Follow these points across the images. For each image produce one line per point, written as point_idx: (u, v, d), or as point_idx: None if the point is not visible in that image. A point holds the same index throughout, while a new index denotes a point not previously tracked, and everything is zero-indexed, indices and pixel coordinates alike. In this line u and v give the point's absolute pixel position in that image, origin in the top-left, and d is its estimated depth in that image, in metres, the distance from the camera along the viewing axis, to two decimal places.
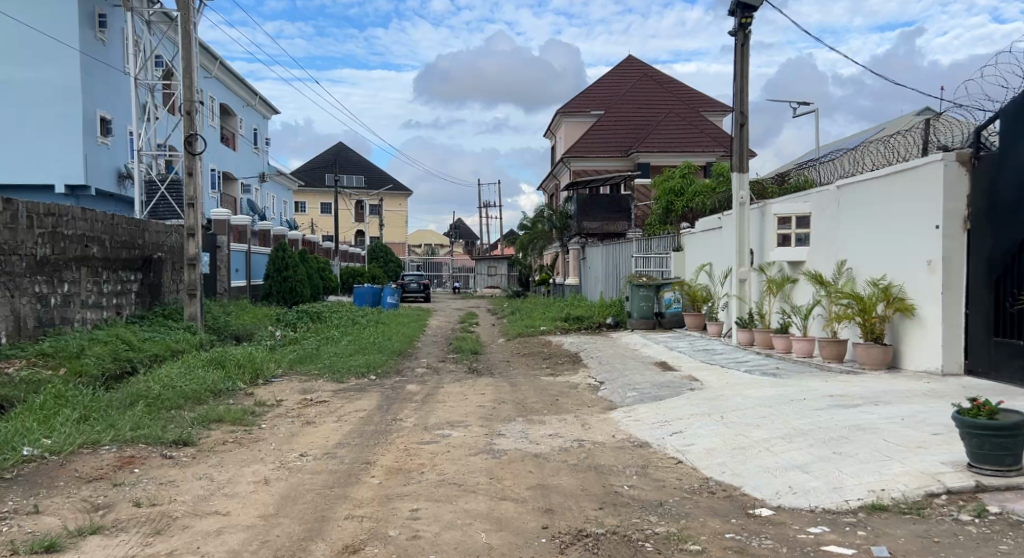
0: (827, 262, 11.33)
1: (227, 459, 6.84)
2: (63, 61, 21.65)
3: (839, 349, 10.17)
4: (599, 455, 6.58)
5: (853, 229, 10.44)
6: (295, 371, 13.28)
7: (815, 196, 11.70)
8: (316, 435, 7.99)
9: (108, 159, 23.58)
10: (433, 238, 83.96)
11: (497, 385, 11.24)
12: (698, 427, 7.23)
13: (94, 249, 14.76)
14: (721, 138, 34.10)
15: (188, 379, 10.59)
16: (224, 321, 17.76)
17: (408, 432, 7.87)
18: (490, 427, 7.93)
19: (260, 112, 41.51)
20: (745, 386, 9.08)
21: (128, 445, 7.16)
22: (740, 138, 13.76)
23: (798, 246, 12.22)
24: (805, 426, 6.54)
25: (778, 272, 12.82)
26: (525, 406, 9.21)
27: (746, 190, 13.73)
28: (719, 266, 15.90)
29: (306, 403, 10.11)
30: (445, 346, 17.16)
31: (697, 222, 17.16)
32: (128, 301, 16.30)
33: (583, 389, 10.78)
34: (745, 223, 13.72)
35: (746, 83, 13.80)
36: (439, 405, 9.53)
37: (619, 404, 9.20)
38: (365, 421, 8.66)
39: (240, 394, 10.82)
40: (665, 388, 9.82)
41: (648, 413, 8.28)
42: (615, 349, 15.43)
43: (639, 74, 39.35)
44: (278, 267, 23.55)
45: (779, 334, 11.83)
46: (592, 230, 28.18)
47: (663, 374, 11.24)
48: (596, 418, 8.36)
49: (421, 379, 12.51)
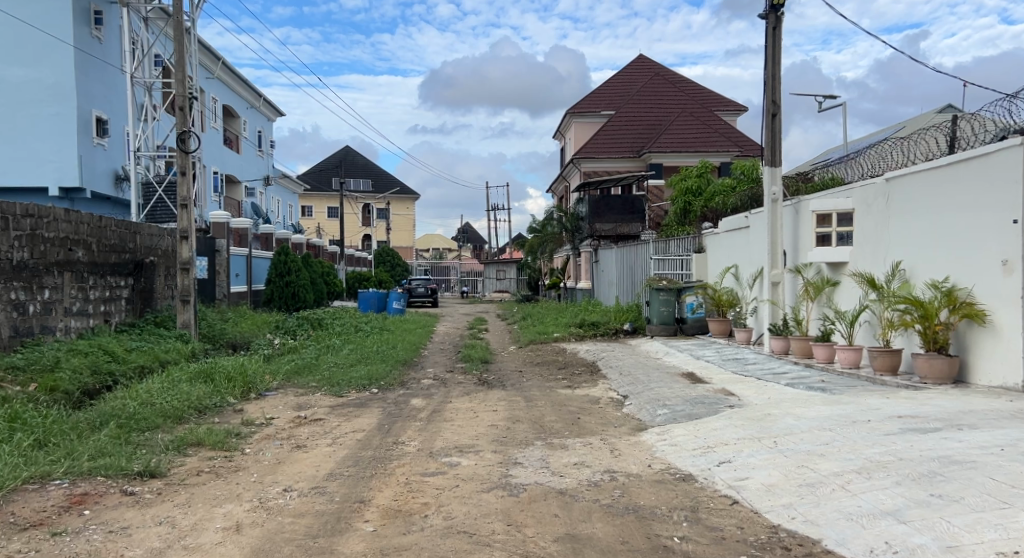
0: (874, 261, 10.32)
1: (197, 496, 5.84)
2: (57, 58, 20.75)
3: (892, 360, 9.14)
4: (636, 492, 5.53)
5: (908, 226, 9.46)
6: (292, 384, 12.30)
7: (859, 190, 10.68)
8: (305, 463, 6.98)
9: (104, 162, 22.69)
10: (440, 243, 82.87)
11: (510, 400, 10.22)
12: (748, 456, 6.19)
13: (80, 253, 13.81)
14: (734, 137, 33.10)
15: (172, 395, 9.62)
16: (220, 329, 16.81)
17: (412, 460, 6.85)
18: (505, 454, 6.91)
19: (263, 115, 40.61)
20: (793, 403, 8.01)
21: (85, 477, 6.17)
22: (772, 130, 12.76)
23: (840, 245, 11.17)
24: (882, 457, 5.49)
25: (815, 274, 11.79)
26: (543, 426, 8.18)
27: (778, 185, 12.68)
28: (747, 269, 14.90)
29: (299, 421, 9.12)
30: (453, 355, 16.14)
31: (721, 222, 16.18)
32: (118, 309, 15.35)
33: (605, 405, 9.74)
34: (778, 221, 12.69)
35: (778, 70, 12.76)
36: (446, 424, 8.52)
37: (650, 424, 8.20)
38: (363, 445, 7.65)
39: (229, 411, 9.84)
40: (698, 405, 8.77)
41: (686, 436, 7.24)
42: (635, 357, 14.41)
43: (651, 73, 38.33)
44: (280, 272, 22.66)
45: (821, 343, 10.79)
46: (605, 232, 27.06)
47: (693, 388, 10.19)
48: (625, 442, 7.31)
49: (427, 391, 11.51)
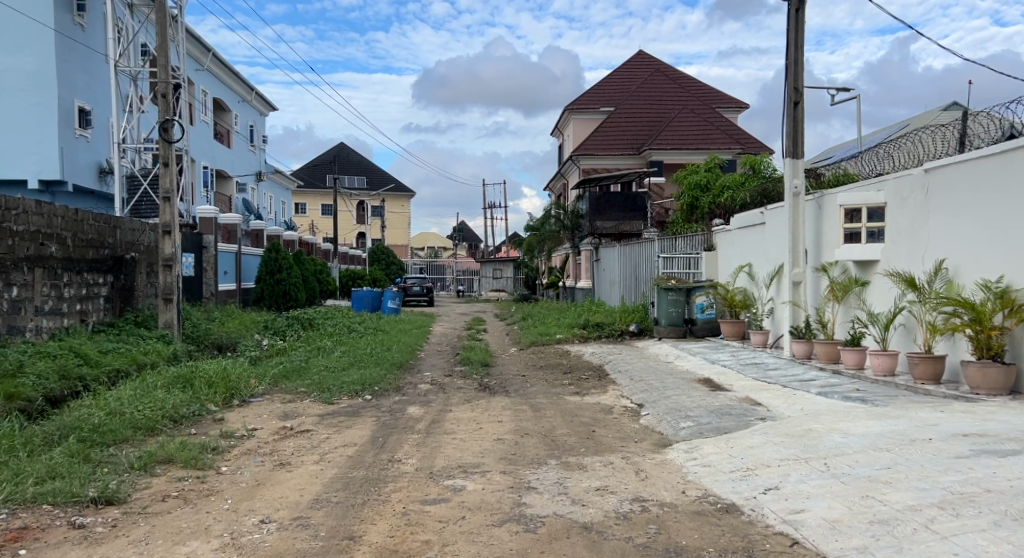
0: (909, 259, 9.56)
1: (158, 530, 5.00)
2: (36, 46, 19.78)
3: (935, 368, 8.39)
4: (676, 529, 4.71)
5: (954, 221, 8.72)
6: (278, 389, 11.44)
7: (892, 182, 9.88)
8: (287, 486, 6.12)
9: (87, 154, 21.78)
10: (436, 242, 81.81)
11: (516, 409, 9.37)
12: (798, 482, 5.36)
13: (53, 248, 12.89)
14: (737, 134, 32.35)
15: (143, 403, 8.73)
16: (205, 328, 15.94)
17: (410, 483, 6.01)
18: (515, 476, 6.07)
19: (255, 108, 39.62)
20: (835, 416, 7.19)
21: (26, 507, 5.30)
22: (794, 119, 11.99)
23: (870, 243, 10.36)
24: (964, 488, 4.68)
25: (842, 273, 11.00)
26: (554, 441, 7.35)
27: (800, 177, 11.87)
28: (763, 267, 14.10)
29: (284, 434, 8.26)
30: (451, 357, 15.28)
31: (733, 218, 15.40)
32: (96, 308, 14.47)
33: (620, 415, 8.92)
34: (800, 217, 11.86)
35: (801, 56, 11.98)
36: (447, 438, 7.69)
37: (674, 439, 7.39)
38: (354, 463, 6.80)
39: (207, 421, 8.96)
40: (725, 417, 7.95)
41: (720, 454, 6.43)
42: (644, 360, 13.58)
43: (651, 69, 37.50)
44: (270, 269, 21.79)
45: (850, 347, 10.01)
46: (606, 230, 26.06)
47: (715, 396, 9.37)
48: (650, 462, 6.49)
49: (425, 398, 10.63)
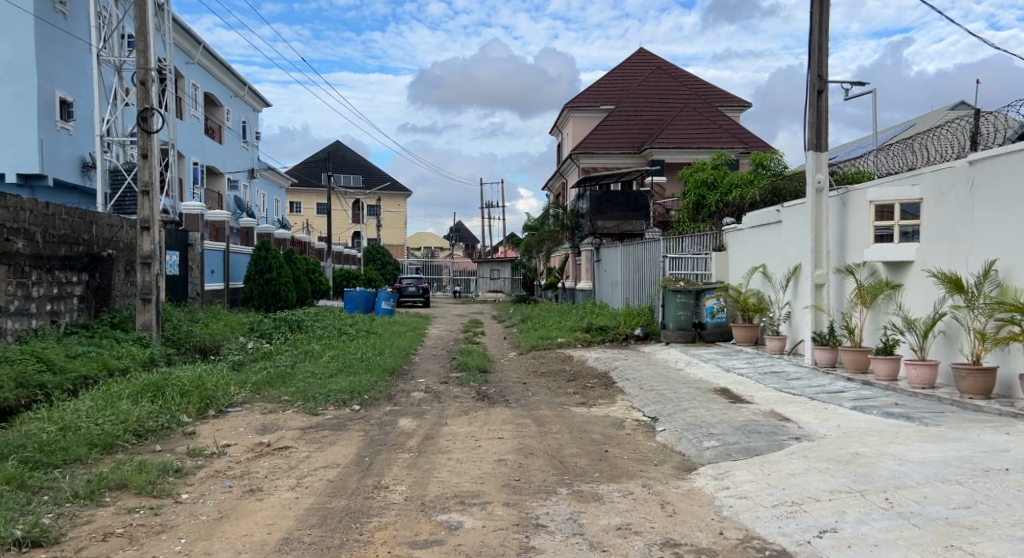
0: (950, 260, 8.71)
1: None
2: (15, 33, 18.87)
3: (986, 381, 7.57)
4: None
5: (1004, 218, 7.87)
6: (260, 398, 10.55)
7: (930, 175, 9.02)
8: (254, 520, 5.25)
9: (69, 148, 20.88)
10: (431, 243, 80.53)
11: (518, 423, 8.49)
12: (859, 523, 4.48)
13: (20, 244, 12.00)
14: (740, 133, 31.53)
15: (103, 416, 7.86)
16: (187, 330, 15.04)
17: (398, 518, 5.14)
18: (520, 509, 5.21)
19: (248, 104, 38.58)
20: (884, 437, 6.33)
21: None
22: (817, 109, 11.13)
23: (904, 242, 9.49)
24: None
25: (869, 275, 10.12)
26: (563, 464, 6.47)
27: (823, 171, 11.01)
28: (779, 268, 13.26)
29: (259, 451, 7.39)
30: (447, 363, 14.36)
31: (746, 217, 14.57)
32: (69, 308, 13.58)
33: (633, 431, 8.05)
34: (823, 214, 10.97)
35: (825, 40, 11.13)
36: (442, 458, 6.83)
37: (699, 462, 6.53)
38: (334, 491, 5.90)
39: (176, 436, 8.09)
40: (755, 436, 7.07)
41: (757, 483, 5.56)
42: (653, 367, 12.71)
43: (652, 67, 36.56)
44: (260, 268, 20.85)
45: (882, 356, 9.14)
46: (607, 230, 25.15)
47: (737, 409, 8.48)
48: (676, 491, 5.61)
49: (419, 408, 9.76)
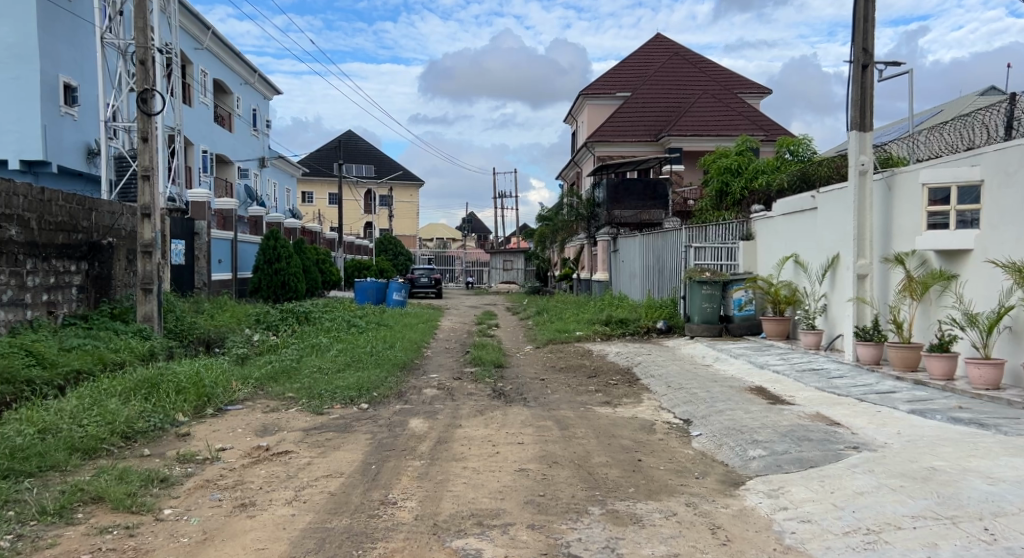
0: (1016, 248, 7.92)
1: None
2: (16, 15, 18.24)
3: None
4: None
5: None
6: (263, 394, 9.89)
7: (992, 155, 8.24)
8: (242, 544, 4.57)
9: (73, 134, 20.28)
10: (443, 234, 79.67)
11: (539, 426, 7.76)
12: None
13: (13, 231, 11.37)
14: (761, 121, 30.52)
15: (88, 417, 7.19)
16: (190, 321, 14.42)
17: (407, 543, 4.46)
18: (549, 533, 4.52)
19: (258, 91, 37.93)
20: (960, 447, 5.59)
21: None
22: (861, 85, 10.33)
23: (959, 229, 8.69)
24: None
25: (919, 265, 9.32)
26: (592, 475, 5.76)
27: (867, 153, 10.17)
28: (814, 258, 12.48)
29: (257, 457, 6.71)
30: (460, 357, 13.66)
31: (776, 204, 13.79)
32: (67, 299, 12.97)
33: (667, 436, 7.32)
34: (867, 198, 10.14)
35: (871, 11, 10.30)
36: (457, 467, 6.12)
37: (746, 474, 5.80)
38: (336, 507, 5.22)
39: (168, 438, 7.42)
40: (807, 444, 6.31)
41: (821, 503, 4.82)
42: (680, 362, 11.93)
43: (669, 53, 35.53)
44: (268, 258, 20.26)
45: (938, 354, 8.35)
46: (625, 220, 24.32)
47: (779, 412, 7.73)
48: (728, 511, 4.89)
49: (431, 408, 9.04)
